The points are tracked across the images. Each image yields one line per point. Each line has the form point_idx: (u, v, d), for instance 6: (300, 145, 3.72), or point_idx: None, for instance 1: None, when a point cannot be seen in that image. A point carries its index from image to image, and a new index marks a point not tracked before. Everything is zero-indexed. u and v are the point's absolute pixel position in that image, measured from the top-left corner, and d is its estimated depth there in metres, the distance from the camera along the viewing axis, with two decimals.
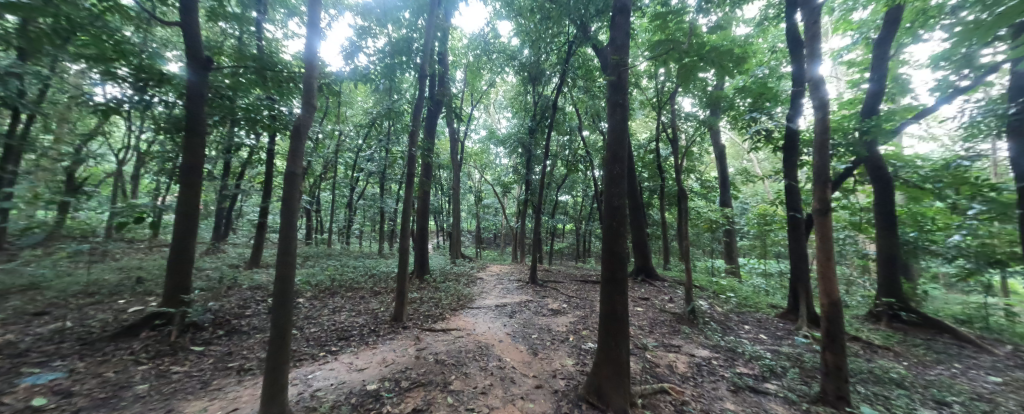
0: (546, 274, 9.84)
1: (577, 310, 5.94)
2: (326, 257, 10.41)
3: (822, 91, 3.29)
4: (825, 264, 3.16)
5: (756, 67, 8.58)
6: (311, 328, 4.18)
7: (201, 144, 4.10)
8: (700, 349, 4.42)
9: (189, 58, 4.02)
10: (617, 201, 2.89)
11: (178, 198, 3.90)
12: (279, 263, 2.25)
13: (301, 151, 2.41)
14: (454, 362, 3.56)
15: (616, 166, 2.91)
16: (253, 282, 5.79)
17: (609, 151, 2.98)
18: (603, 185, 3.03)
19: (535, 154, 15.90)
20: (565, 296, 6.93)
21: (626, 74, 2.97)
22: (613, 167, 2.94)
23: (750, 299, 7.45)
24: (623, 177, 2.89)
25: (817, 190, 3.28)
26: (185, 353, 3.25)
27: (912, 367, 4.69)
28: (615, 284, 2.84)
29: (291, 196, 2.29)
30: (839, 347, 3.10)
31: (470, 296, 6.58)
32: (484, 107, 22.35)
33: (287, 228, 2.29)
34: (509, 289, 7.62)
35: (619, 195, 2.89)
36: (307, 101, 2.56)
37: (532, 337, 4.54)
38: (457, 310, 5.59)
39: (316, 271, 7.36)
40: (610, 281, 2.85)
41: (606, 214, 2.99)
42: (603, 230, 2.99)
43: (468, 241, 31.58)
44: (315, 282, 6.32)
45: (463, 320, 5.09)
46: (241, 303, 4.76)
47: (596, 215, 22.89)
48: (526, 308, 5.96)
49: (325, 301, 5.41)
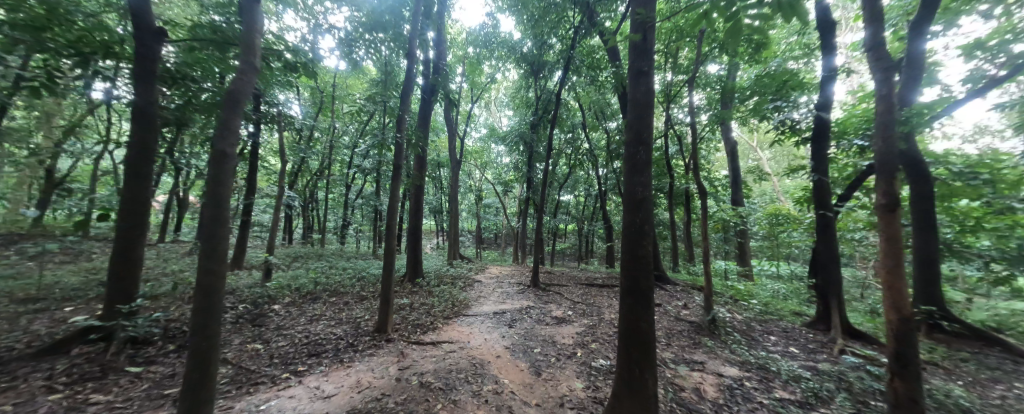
0: (548, 277, 9.29)
1: (584, 318, 5.37)
2: (316, 258, 9.87)
3: (884, 59, 2.76)
4: (895, 271, 2.56)
5: (774, 56, 8.01)
6: (280, 341, 3.64)
7: (152, 127, 3.55)
8: (728, 367, 3.84)
9: (136, 29, 3.42)
10: (641, 192, 2.34)
11: (122, 190, 3.36)
12: (203, 267, 1.74)
13: (234, 124, 1.86)
14: (442, 385, 2.99)
15: (638, 149, 2.36)
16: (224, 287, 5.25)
17: (630, 130, 2.42)
18: (622, 172, 2.48)
19: (537, 151, 15.33)
20: (569, 301, 6.36)
21: (653, 34, 2.38)
22: (634, 151, 2.39)
23: (770, 306, 6.87)
24: (647, 161, 2.34)
25: (881, 182, 2.71)
26: (116, 376, 2.71)
27: (969, 387, 4.09)
28: (641, 296, 2.29)
29: (221, 181, 1.79)
30: (913, 374, 2.53)
31: (466, 301, 6.01)
32: (484, 104, 21.78)
33: (216, 221, 1.78)
34: (508, 293, 7.05)
35: (642, 183, 2.34)
36: (245, 62, 1.98)
37: (534, 352, 3.96)
38: (451, 318, 5.02)
39: (301, 274, 6.83)
40: (633, 290, 2.30)
41: (627, 209, 2.42)
42: (622, 229, 2.43)
43: (468, 241, 31.05)
44: (296, 287, 5.75)
45: (458, 331, 4.54)
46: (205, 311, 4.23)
47: (598, 215, 22.35)
48: (526, 316, 5.40)
49: (304, 308, 4.86)
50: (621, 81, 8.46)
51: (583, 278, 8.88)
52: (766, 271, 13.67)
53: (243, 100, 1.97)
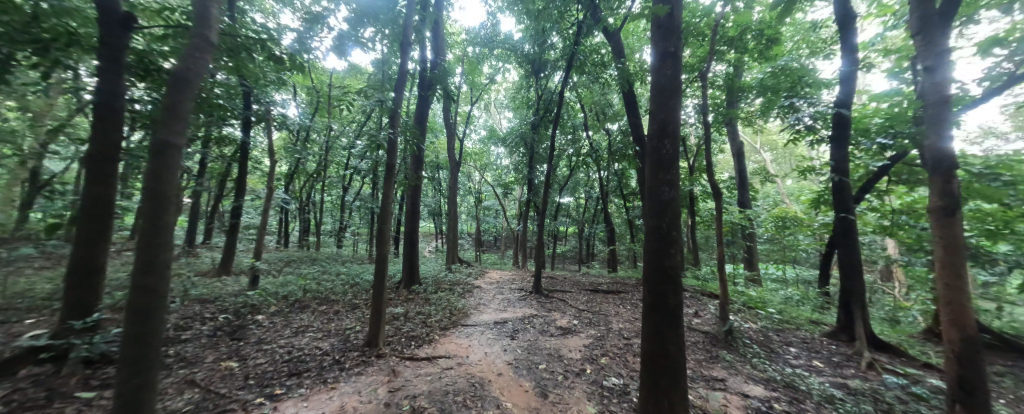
0: (551, 281, 8.94)
1: (591, 328, 5.02)
2: (311, 262, 9.55)
3: (937, 43, 2.47)
4: (957, 284, 2.25)
5: (784, 54, 7.74)
6: (259, 358, 3.30)
7: (119, 119, 3.22)
8: (752, 386, 3.51)
9: (101, 14, 3.09)
10: (667, 192, 2.02)
11: (82, 191, 3.03)
12: (137, 284, 1.42)
13: (183, 109, 1.55)
14: (438, 411, 2.63)
15: (663, 143, 2.05)
16: (205, 296, 4.90)
17: (652, 121, 2.11)
18: (644, 170, 2.16)
19: (538, 153, 15.07)
20: (574, 310, 6.02)
21: (679, 11, 2.09)
22: (658, 146, 2.07)
23: (784, 313, 6.55)
24: (673, 157, 2.03)
25: (934, 182, 2.40)
26: (62, 405, 2.36)
27: (1012, 405, 3.76)
28: (669, 313, 1.96)
29: (162, 179, 1.47)
30: (980, 401, 2.22)
31: (465, 310, 5.67)
32: (484, 105, 21.50)
33: (156, 227, 1.46)
34: (509, 300, 6.70)
35: (668, 182, 2.02)
36: (199, 35, 1.66)
37: (540, 368, 3.61)
38: (448, 329, 4.67)
39: (291, 279, 6.50)
40: (660, 307, 1.98)
41: (649, 213, 2.10)
42: (645, 236, 2.11)
43: (468, 243, 30.66)
44: (283, 295, 5.40)
45: (456, 343, 4.19)
46: (180, 324, 3.87)
47: (599, 217, 22.08)
48: (529, 326, 5.06)
49: (290, 319, 4.52)
50: (626, 79, 8.17)
51: (587, 284, 8.55)
52: (773, 274, 13.32)
53: (196, 84, 1.66)
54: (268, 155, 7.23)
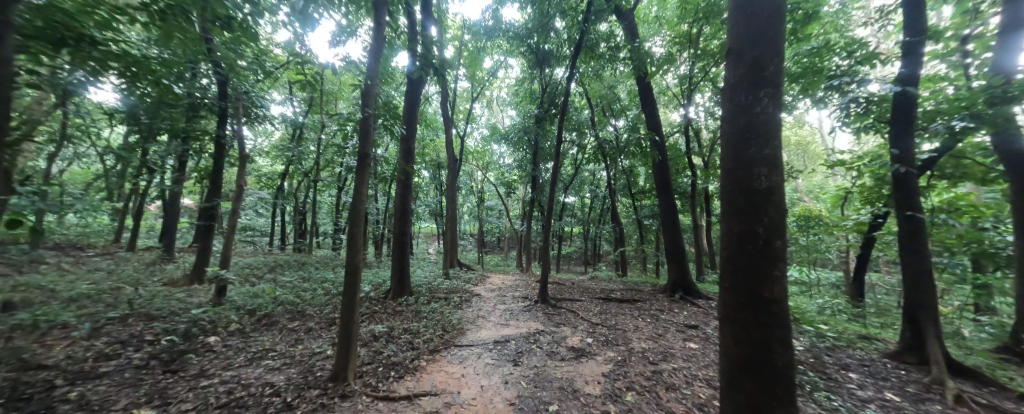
0: (558, 288, 8.17)
1: (608, 348, 4.24)
2: (299, 268, 8.88)
3: None
4: None
5: (818, 33, 6.93)
6: (186, 401, 2.55)
7: None
8: None
9: None
10: (766, 176, 1.22)
11: None
12: None
13: None
14: None
15: (760, 94, 1.26)
16: (153, 313, 4.19)
17: (739, 67, 1.32)
18: (725, 146, 1.38)
19: (543, 148, 14.34)
20: (587, 324, 5.23)
21: None
22: (750, 102, 1.29)
23: (827, 327, 5.71)
24: (776, 117, 1.22)
25: None
26: None
27: None
28: (771, 377, 1.22)
29: None
30: None
31: (461, 324, 4.90)
32: (486, 102, 20.78)
33: None
34: (512, 311, 5.91)
35: (769, 159, 1.23)
36: None
37: (548, 410, 2.83)
38: (438, 352, 3.90)
39: (267, 289, 5.79)
40: (754, 366, 1.23)
41: (733, 212, 1.31)
42: (726, 248, 1.34)
43: (470, 245, 29.90)
44: (251, 309, 4.69)
45: (445, 373, 3.43)
46: (105, 351, 3.16)
47: (606, 217, 21.32)
48: (535, 346, 4.28)
49: (250, 341, 3.78)
50: (641, 63, 7.35)
51: (598, 290, 7.74)
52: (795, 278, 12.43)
53: None
54: (242, 149, 6.49)
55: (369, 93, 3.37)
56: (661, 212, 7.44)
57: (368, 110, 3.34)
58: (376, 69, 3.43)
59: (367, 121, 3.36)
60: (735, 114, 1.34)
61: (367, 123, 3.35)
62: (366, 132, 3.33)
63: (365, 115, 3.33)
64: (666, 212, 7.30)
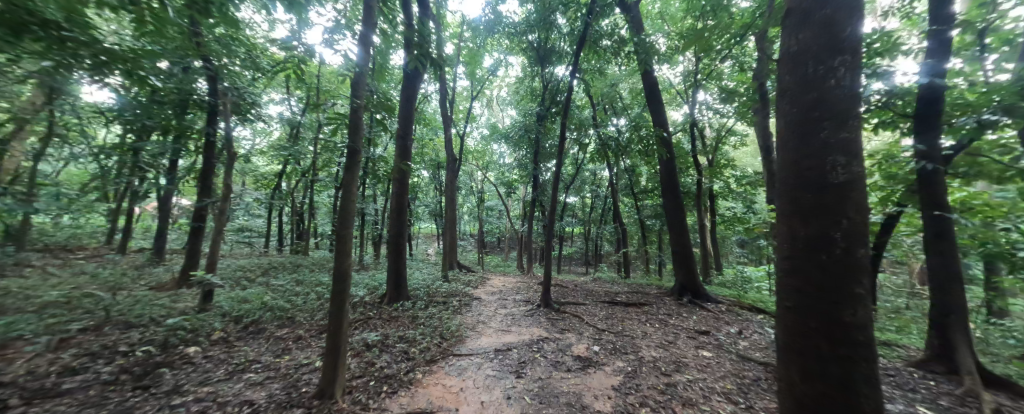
0: (560, 290, 7.90)
1: (616, 357, 3.98)
2: (293, 271, 8.61)
3: None
4: None
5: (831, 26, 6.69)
6: None
7: None
8: None
9: None
10: (844, 167, 1.19)
11: None
12: None
13: None
14: None
15: (834, 76, 1.24)
16: (131, 321, 3.92)
17: (810, 57, 1.31)
18: (793, 139, 1.36)
19: (544, 147, 14.08)
20: (592, 330, 4.96)
21: None
22: (822, 91, 1.26)
23: None
24: (851, 105, 1.20)
25: None
26: None
27: None
28: (852, 386, 1.14)
29: None
30: None
31: (460, 331, 4.65)
32: (486, 101, 20.54)
33: None
34: (514, 316, 5.66)
35: (845, 150, 1.19)
36: None
37: None
38: (435, 363, 3.64)
39: (257, 294, 5.52)
40: (835, 373, 1.16)
41: (806, 206, 1.27)
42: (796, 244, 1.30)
43: (470, 245, 29.66)
44: (237, 316, 4.43)
45: (443, 386, 3.17)
46: (70, 364, 2.90)
47: (607, 217, 21.08)
48: (539, 355, 4.02)
49: (233, 352, 3.52)
50: (646, 58, 7.09)
51: (603, 294, 7.46)
52: None
53: None
54: (231, 148, 6.22)
55: (359, 82, 3.07)
56: (667, 211, 7.18)
57: (358, 100, 3.05)
58: (366, 56, 3.14)
59: (356, 113, 3.07)
60: (802, 93, 1.33)
61: (357, 115, 3.06)
62: (356, 125, 3.04)
63: (355, 107, 3.05)
64: (672, 212, 7.04)
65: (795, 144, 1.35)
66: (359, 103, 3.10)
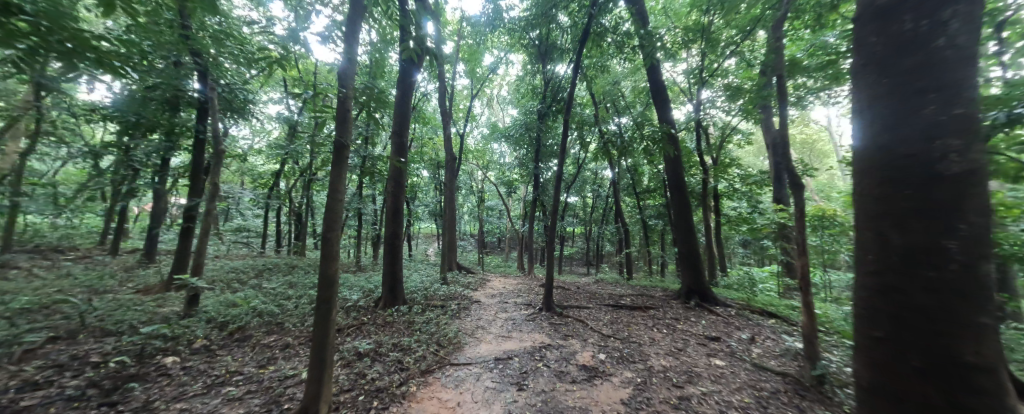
0: (562, 293, 7.67)
1: (623, 367, 3.74)
2: (288, 272, 8.40)
3: None
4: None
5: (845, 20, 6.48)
6: None
7: None
8: None
9: None
10: (957, 155, 0.99)
11: None
12: None
13: None
14: None
15: (936, 47, 1.06)
16: (106, 329, 3.67)
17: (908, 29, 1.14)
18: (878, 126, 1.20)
19: (546, 146, 13.86)
20: (596, 336, 4.71)
21: None
22: (927, 67, 1.08)
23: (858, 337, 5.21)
24: (962, 78, 1.02)
25: None
26: None
27: None
28: None
29: None
30: None
31: (458, 338, 4.41)
32: (486, 100, 20.31)
33: None
34: (514, 321, 5.41)
35: (960, 132, 1.00)
36: None
37: None
38: (431, 374, 3.41)
39: (246, 298, 5.30)
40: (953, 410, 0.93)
41: (903, 199, 1.08)
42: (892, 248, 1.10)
43: (470, 245, 29.48)
44: (223, 323, 4.20)
45: (438, 401, 2.94)
46: (33, 379, 2.66)
47: (609, 217, 20.89)
48: (542, 365, 3.76)
49: (214, 362, 3.29)
50: (652, 53, 6.85)
51: (606, 296, 7.22)
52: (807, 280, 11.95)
53: None
54: (221, 146, 6.00)
55: (348, 70, 2.81)
56: (673, 211, 6.94)
57: (347, 91, 2.79)
58: (356, 44, 2.89)
59: (346, 105, 2.81)
60: (897, 58, 1.16)
61: (346, 107, 2.80)
62: (344, 118, 2.79)
63: (344, 98, 2.79)
64: (679, 212, 6.80)
65: (884, 118, 1.18)
66: (349, 94, 2.84)
